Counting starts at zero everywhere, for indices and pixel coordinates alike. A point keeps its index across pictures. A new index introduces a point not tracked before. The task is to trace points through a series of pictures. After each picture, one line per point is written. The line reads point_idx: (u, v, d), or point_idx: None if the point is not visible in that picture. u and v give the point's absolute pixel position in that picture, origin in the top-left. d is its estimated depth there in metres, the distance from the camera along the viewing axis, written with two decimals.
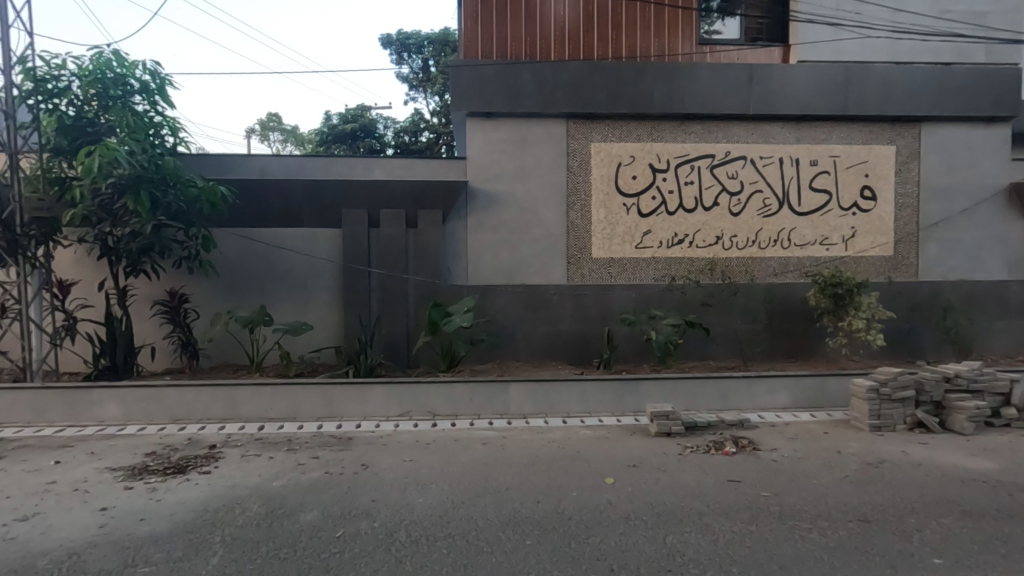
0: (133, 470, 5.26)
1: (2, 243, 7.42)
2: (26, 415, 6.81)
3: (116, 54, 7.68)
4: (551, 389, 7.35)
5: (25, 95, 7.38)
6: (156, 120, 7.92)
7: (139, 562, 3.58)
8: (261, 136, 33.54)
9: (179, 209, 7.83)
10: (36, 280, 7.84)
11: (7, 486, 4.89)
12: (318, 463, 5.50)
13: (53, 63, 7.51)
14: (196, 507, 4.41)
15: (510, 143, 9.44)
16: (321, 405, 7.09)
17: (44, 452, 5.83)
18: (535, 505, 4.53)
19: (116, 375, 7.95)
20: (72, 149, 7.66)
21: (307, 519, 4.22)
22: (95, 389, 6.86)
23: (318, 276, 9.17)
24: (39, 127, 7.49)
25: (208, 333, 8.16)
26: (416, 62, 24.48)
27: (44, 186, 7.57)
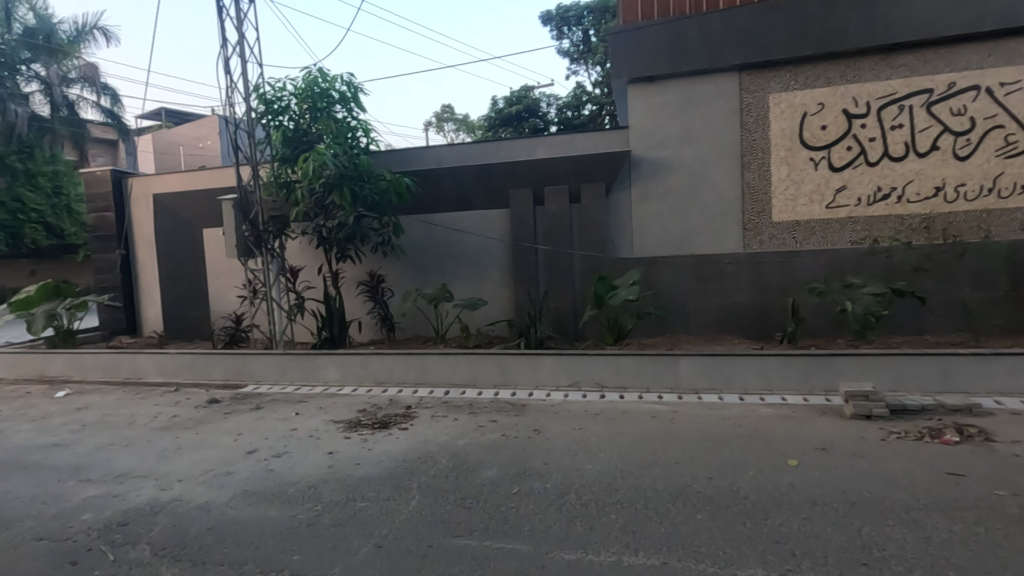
0: (350, 423, 6.30)
1: (252, 238, 9.23)
2: (273, 375, 8.49)
3: (321, 71, 9.00)
4: (725, 364, 6.95)
5: (259, 116, 9.01)
6: (352, 125, 9.13)
7: (357, 497, 4.31)
8: (438, 128, 36.49)
9: (374, 201, 8.96)
10: (275, 267, 9.60)
11: (265, 429, 6.21)
12: (496, 426, 6.00)
13: (277, 86, 9.05)
14: (398, 457, 5.15)
15: (675, 106, 8.94)
16: (497, 373, 7.67)
17: (288, 404, 7.27)
18: (707, 481, 4.40)
19: (334, 345, 9.47)
20: (293, 157, 9.18)
21: (488, 475, 4.66)
22: (319, 355, 8.29)
23: (490, 255, 9.78)
24: (270, 141, 9.11)
25: (401, 308, 9.27)
26: (576, 35, 24.31)
27: (276, 189, 9.23)
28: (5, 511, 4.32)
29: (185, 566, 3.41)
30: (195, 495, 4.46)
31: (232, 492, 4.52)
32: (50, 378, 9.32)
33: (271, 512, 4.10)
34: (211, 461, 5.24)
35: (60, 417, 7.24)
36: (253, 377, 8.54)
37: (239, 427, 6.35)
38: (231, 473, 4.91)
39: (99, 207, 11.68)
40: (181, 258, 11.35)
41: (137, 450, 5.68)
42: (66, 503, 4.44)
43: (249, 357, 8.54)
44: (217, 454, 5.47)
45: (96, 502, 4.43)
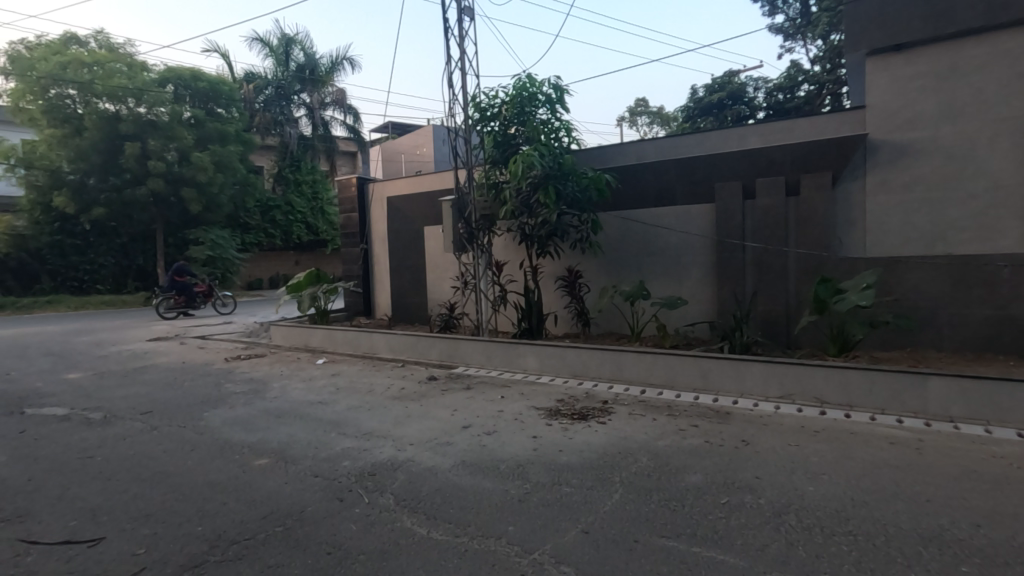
0: (550, 411, 6.61)
1: (465, 235, 10.24)
2: (480, 360, 9.30)
3: (529, 77, 9.57)
4: (996, 390, 5.66)
5: (475, 123, 9.89)
6: (557, 126, 9.53)
7: (562, 482, 4.52)
8: (631, 122, 35.98)
9: (576, 198, 9.23)
10: (483, 261, 10.46)
11: (477, 408, 6.85)
12: (698, 431, 5.75)
13: (490, 95, 9.84)
14: (598, 449, 5.26)
15: (932, 76, 7.52)
16: (697, 377, 7.33)
17: (494, 388, 7.91)
18: (972, 528, 3.65)
19: (532, 336, 9.98)
20: (502, 160, 9.88)
21: (692, 480, 4.49)
22: (521, 344, 8.84)
23: (691, 252, 9.33)
24: (483, 146, 9.94)
25: (597, 304, 9.38)
26: (793, 8, 21.83)
27: (486, 190, 10.04)
28: (292, 450, 5.49)
29: (421, 518, 3.95)
30: (424, 458, 5.13)
31: (454, 460, 5.09)
32: (312, 348, 11.51)
33: (487, 484, 4.52)
34: (434, 431, 5.97)
35: (321, 380, 8.91)
36: (463, 360, 9.45)
37: (455, 403, 7.11)
38: (452, 444, 5.53)
39: (348, 208, 14.02)
40: (407, 251, 13.05)
41: (378, 414, 6.72)
42: (331, 450, 5.46)
43: (460, 342, 9.48)
44: (438, 425, 6.21)
45: (351, 453, 5.37)
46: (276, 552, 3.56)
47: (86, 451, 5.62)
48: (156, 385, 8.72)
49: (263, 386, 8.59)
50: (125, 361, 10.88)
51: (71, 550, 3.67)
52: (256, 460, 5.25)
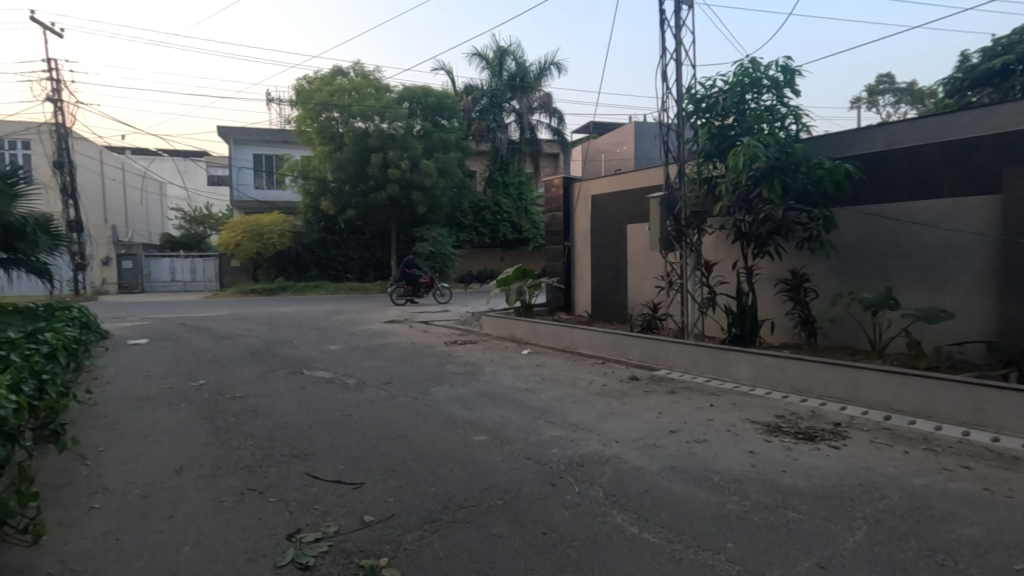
0: (769, 427, 6.01)
1: (673, 232, 9.78)
2: (685, 364, 8.87)
3: (753, 61, 8.86)
4: None
5: (689, 116, 9.43)
6: (784, 112, 8.68)
7: (789, 507, 4.07)
8: (869, 103, 30.76)
9: (806, 191, 8.35)
10: (692, 260, 9.92)
11: (683, 413, 6.56)
12: (971, 474, 4.67)
13: (707, 85, 9.29)
14: (832, 477, 4.61)
15: None
16: (968, 409, 5.95)
17: (700, 395, 7.48)
18: None
19: (744, 343, 9.18)
20: (718, 153, 9.29)
21: (967, 533, 3.67)
22: (732, 351, 8.22)
23: (961, 255, 7.61)
24: (697, 139, 9.45)
25: (828, 312, 8.22)
26: None
27: (699, 185, 9.57)
28: (506, 431, 5.91)
29: (632, 517, 3.92)
30: (632, 457, 5.08)
31: (662, 464, 4.94)
32: (518, 339, 12.25)
33: (700, 494, 4.30)
34: (639, 431, 5.88)
35: (527, 369, 9.43)
36: (666, 362, 9.13)
37: (659, 406, 6.90)
38: (659, 447, 5.38)
39: (554, 207, 14.56)
40: (610, 250, 13.07)
41: (582, 407, 6.87)
42: (540, 436, 5.75)
43: (663, 343, 9.17)
44: (644, 425, 6.09)
45: (560, 441, 5.57)
46: (498, 522, 3.87)
47: (347, 410, 6.82)
48: (393, 361, 10.18)
49: (477, 370, 9.43)
50: (369, 338, 12.92)
51: (341, 488, 4.47)
52: (476, 436, 5.77)
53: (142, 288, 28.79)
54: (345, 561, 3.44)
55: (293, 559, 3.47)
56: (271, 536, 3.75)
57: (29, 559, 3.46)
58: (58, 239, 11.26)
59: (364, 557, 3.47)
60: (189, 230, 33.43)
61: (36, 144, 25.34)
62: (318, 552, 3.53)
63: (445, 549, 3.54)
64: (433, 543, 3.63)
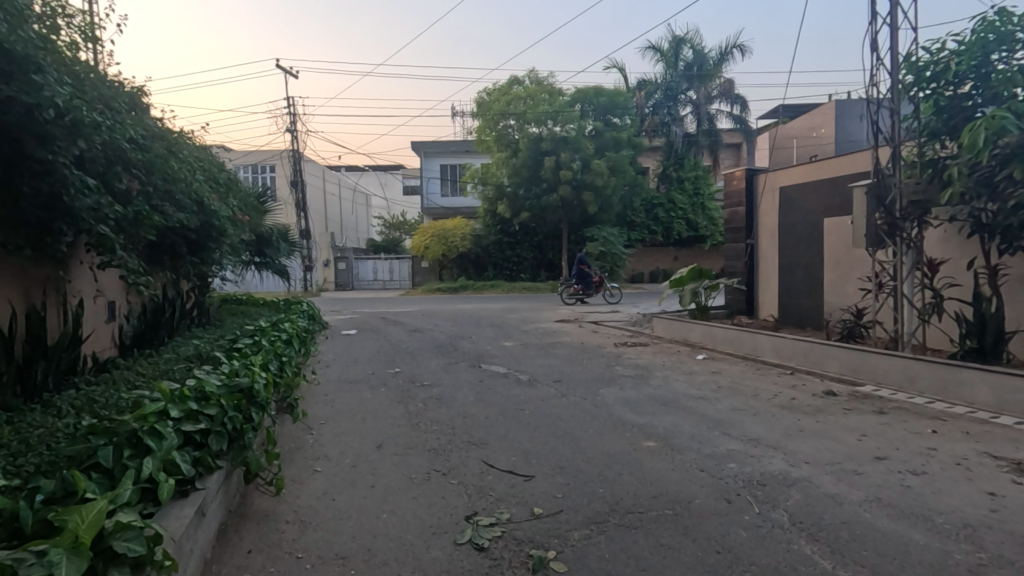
0: (1019, 465, 4.84)
1: (885, 226, 8.37)
2: (898, 381, 7.58)
3: (1001, 12, 7.25)
4: None
5: (908, 88, 8.01)
6: None
7: None
8: None
9: None
10: (910, 258, 8.39)
11: (896, 439, 5.60)
12: None
13: (934, 49, 7.80)
14: None
15: None
16: None
17: (919, 418, 6.31)
18: None
19: (984, 359, 7.51)
20: (948, 129, 7.75)
21: None
22: (965, 369, 6.79)
23: None
24: (918, 114, 7.98)
25: None
26: None
27: (921, 168, 8.07)
28: (678, 440, 5.66)
29: (825, 549, 3.49)
30: (826, 483, 4.50)
31: (865, 494, 4.29)
32: (692, 343, 11.62)
33: (916, 535, 3.65)
34: (836, 454, 5.18)
35: (702, 376, 8.91)
36: (873, 377, 7.89)
37: (862, 427, 6.00)
38: (862, 474, 4.68)
39: (734, 203, 13.49)
40: (802, 248, 11.69)
41: (766, 421, 6.28)
42: (716, 448, 5.39)
43: (869, 355, 7.94)
44: (842, 448, 5.34)
45: (738, 456, 5.16)
46: (667, 532, 3.74)
47: (519, 404, 7.16)
48: (563, 359, 10.41)
49: (648, 373, 9.18)
50: (540, 336, 13.38)
51: (513, 479, 4.73)
52: (645, 442, 5.63)
53: (353, 286, 33.68)
54: (516, 548, 3.63)
55: (471, 539, 3.77)
56: (452, 515, 4.12)
57: (273, 506, 4.29)
58: (295, 245, 13.60)
59: (533, 547, 3.63)
60: (389, 236, 38.11)
61: (279, 168, 31.07)
62: (492, 537, 3.78)
63: (611, 552, 3.53)
64: (600, 544, 3.65)
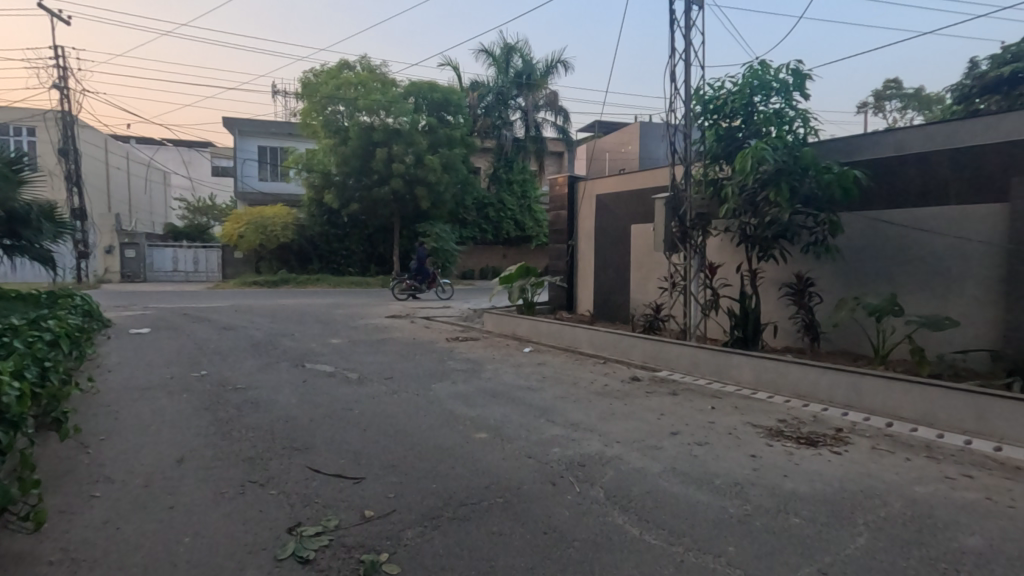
0: (771, 431, 5.98)
1: (678, 233, 9.76)
2: (687, 366, 8.86)
3: (763, 64, 8.85)
4: None
5: (697, 117, 9.38)
6: (791, 115, 8.71)
7: (791, 512, 4.05)
8: (875, 108, 29.80)
9: (814, 196, 8.26)
10: (696, 262, 9.87)
11: (685, 415, 6.55)
12: (974, 484, 4.63)
13: (716, 86, 9.24)
14: (835, 483, 4.57)
15: None
16: (968, 416, 5.94)
17: (703, 397, 7.47)
18: None
19: (747, 346, 9.12)
20: (725, 155, 9.23)
21: (971, 543, 3.62)
22: (734, 354, 8.20)
23: (965, 262, 7.47)
24: (704, 140, 9.39)
25: (832, 317, 8.04)
26: None
27: (705, 186, 9.51)
28: (507, 430, 5.89)
29: (633, 518, 3.91)
30: (633, 459, 5.06)
31: (664, 465, 4.93)
32: (519, 336, 12.24)
33: (703, 497, 4.28)
34: (641, 432, 5.88)
35: (529, 367, 9.42)
36: (668, 363, 9.11)
37: (661, 407, 6.90)
38: (661, 448, 5.37)
39: (558, 206, 14.53)
40: (614, 250, 13.02)
41: (583, 407, 6.87)
42: (541, 435, 5.74)
43: (665, 344, 9.14)
44: (645, 427, 6.08)
45: (562, 441, 5.56)
46: (498, 520, 3.86)
47: (348, 404, 6.81)
48: (395, 356, 10.17)
49: (479, 367, 9.42)
50: (370, 333, 12.92)
51: (342, 482, 4.48)
52: (477, 434, 5.76)
53: (144, 278, 28.84)
54: (345, 556, 3.43)
55: (293, 552, 3.46)
56: (271, 529, 3.74)
57: (29, 547, 3.46)
58: (64, 226, 11.20)
59: (364, 552, 3.47)
60: (192, 221, 33.37)
61: (41, 131, 25.32)
62: (318, 547, 3.52)
63: (444, 546, 3.54)
64: (433, 540, 3.62)
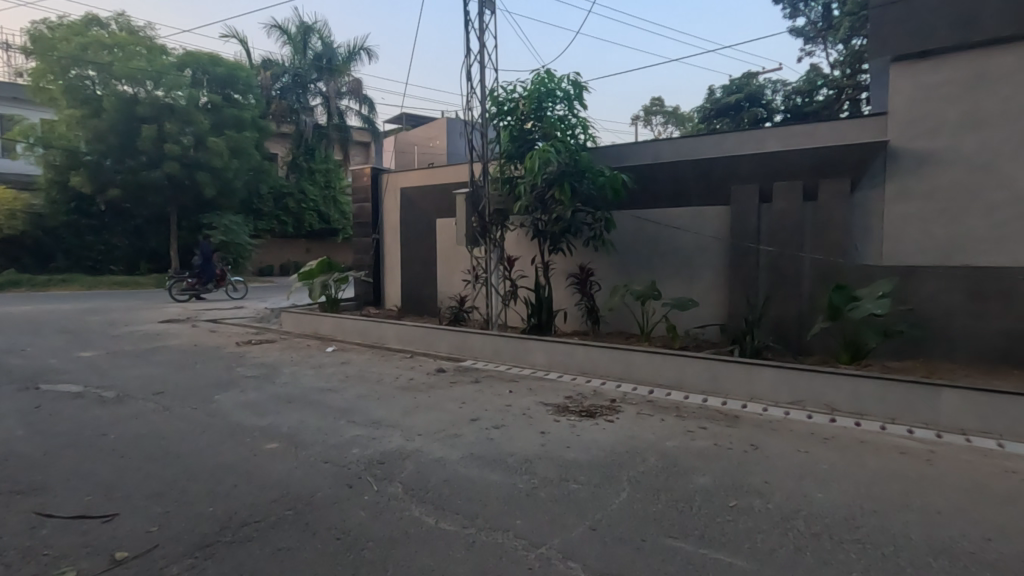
0: (559, 407, 6.62)
1: (478, 228, 10.22)
2: (489, 354, 9.30)
3: (548, 73, 9.62)
4: (1010, 404, 5.61)
5: (492, 117, 9.88)
6: (573, 122, 9.64)
7: (570, 478, 4.53)
8: (644, 121, 34.69)
9: (590, 196, 9.20)
10: (496, 255, 10.42)
11: (485, 401, 6.88)
12: (706, 433, 5.71)
13: (509, 89, 9.81)
14: (607, 448, 5.24)
15: (955, 86, 7.41)
16: (705, 378, 7.31)
17: (502, 382, 7.94)
18: (983, 542, 3.58)
19: (542, 332, 9.92)
20: (518, 155, 9.87)
21: (701, 482, 4.46)
22: (530, 340, 8.86)
23: (703, 253, 9.13)
24: (500, 140, 9.91)
25: (608, 303, 9.17)
26: (816, 11, 21.29)
27: (501, 183, 10.07)
28: (302, 436, 5.53)
29: (430, 508, 3.98)
30: (433, 449, 5.16)
31: (463, 452, 5.12)
32: (321, 335, 11.57)
33: (496, 477, 4.55)
34: (442, 422, 6.01)
35: (331, 367, 8.97)
36: (471, 353, 9.46)
37: (463, 396, 7.15)
38: (460, 436, 5.56)
39: (361, 198, 14.05)
40: (419, 243, 13.05)
41: (387, 403, 6.76)
42: (340, 437, 5.50)
43: (469, 335, 9.48)
44: (447, 417, 6.23)
45: (361, 440, 5.41)
46: (286, 535, 3.61)
47: (99, 428, 5.70)
48: (169, 366, 8.80)
49: (273, 371, 8.66)
50: (136, 341, 11.00)
51: (87, 524, 3.74)
52: (267, 444, 5.30)
53: None
54: None
55: None
56: None
57: None
58: None
59: None
60: None
61: None
62: None
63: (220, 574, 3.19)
64: (207, 570, 3.24)
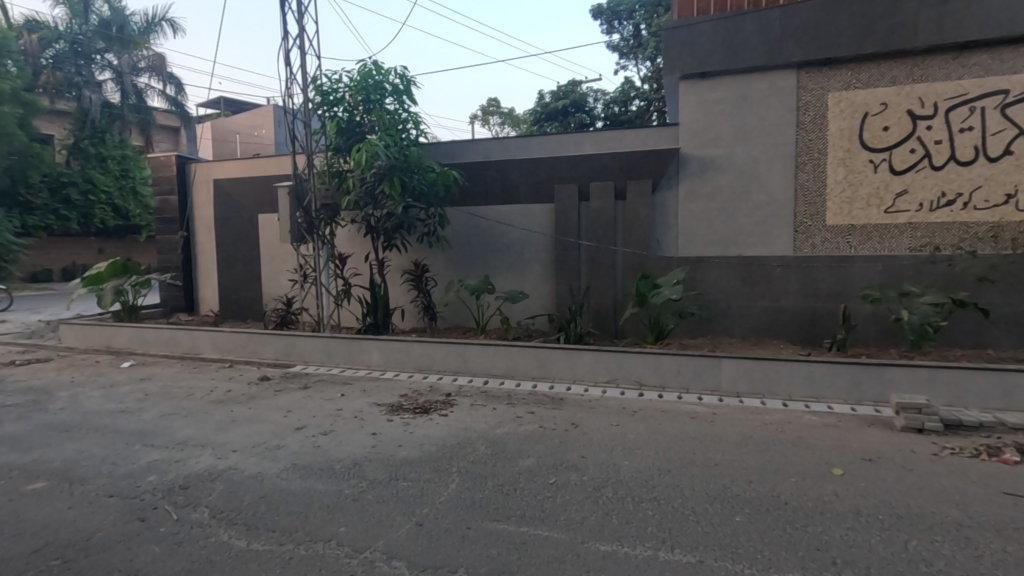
0: (392, 407, 6.49)
1: (304, 224, 9.52)
2: (320, 357, 8.79)
3: (375, 65, 9.33)
4: (770, 368, 6.82)
5: (316, 107, 9.30)
6: (403, 117, 9.47)
7: (399, 477, 4.47)
8: (482, 120, 35.50)
9: (422, 191, 9.17)
10: (325, 252, 9.85)
11: (313, 408, 6.48)
12: (534, 418, 6.05)
13: (333, 79, 9.31)
14: (438, 442, 5.28)
15: (728, 104, 8.77)
16: (535, 365, 7.73)
17: (334, 386, 7.56)
18: (746, 485, 4.30)
19: (378, 331, 9.63)
20: (346, 148, 9.44)
21: (526, 465, 4.71)
22: (364, 340, 8.55)
23: (531, 248, 9.63)
24: (325, 131, 9.38)
25: (444, 298, 9.24)
26: (627, 29, 23.68)
27: (329, 177, 9.55)
28: (81, 469, 4.68)
29: (241, 530, 3.64)
30: (249, 465, 4.72)
31: (284, 464, 4.76)
32: (115, 349, 9.91)
33: (320, 486, 4.31)
34: (262, 435, 5.53)
35: (126, 385, 7.72)
36: (301, 357, 8.85)
37: (289, 404, 6.66)
38: (283, 447, 5.17)
39: (164, 190, 12.31)
40: (238, 241, 11.84)
41: (196, 421, 6.02)
42: (133, 465, 4.76)
43: (298, 338, 8.86)
44: (268, 428, 5.75)
45: (161, 465, 4.75)
46: None
47: None
48: None
49: (46, 396, 7.19)
50: None
51: None
52: (30, 485, 4.38)
53: None
54: None
55: None
56: None
57: None
58: None
59: None
60: None
61: None
62: None
63: None
64: None
